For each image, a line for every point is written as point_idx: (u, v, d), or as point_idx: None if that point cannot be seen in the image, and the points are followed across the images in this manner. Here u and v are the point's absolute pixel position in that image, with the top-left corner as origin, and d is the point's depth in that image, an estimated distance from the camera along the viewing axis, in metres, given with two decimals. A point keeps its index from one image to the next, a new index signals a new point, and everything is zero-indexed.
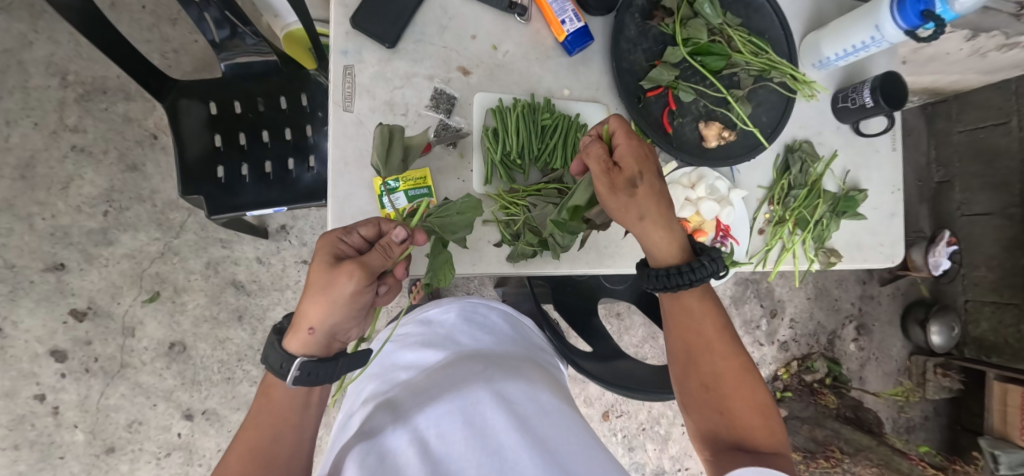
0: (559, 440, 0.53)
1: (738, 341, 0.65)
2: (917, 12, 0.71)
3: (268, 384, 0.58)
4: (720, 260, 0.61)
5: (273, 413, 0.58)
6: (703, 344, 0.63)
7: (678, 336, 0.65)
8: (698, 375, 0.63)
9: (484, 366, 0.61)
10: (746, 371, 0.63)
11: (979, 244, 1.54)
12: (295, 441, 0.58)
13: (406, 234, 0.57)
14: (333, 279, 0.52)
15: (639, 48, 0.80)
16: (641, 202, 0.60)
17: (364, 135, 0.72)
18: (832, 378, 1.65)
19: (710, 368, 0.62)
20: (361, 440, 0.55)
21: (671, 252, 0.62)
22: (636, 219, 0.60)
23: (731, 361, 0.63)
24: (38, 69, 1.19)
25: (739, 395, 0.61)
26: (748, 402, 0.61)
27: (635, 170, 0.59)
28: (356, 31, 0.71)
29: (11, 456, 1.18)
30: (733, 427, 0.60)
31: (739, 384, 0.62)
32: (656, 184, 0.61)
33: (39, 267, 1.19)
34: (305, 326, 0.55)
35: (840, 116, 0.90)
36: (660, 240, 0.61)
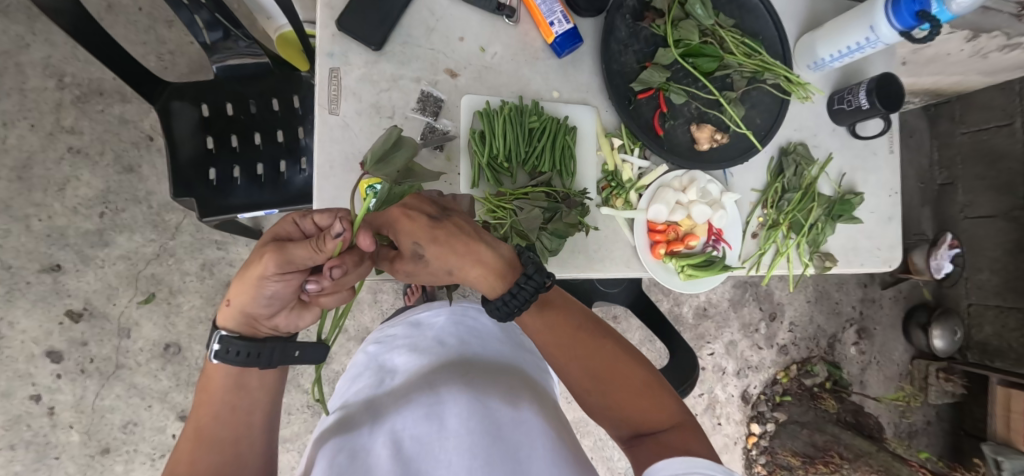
0: (532, 443, 0.53)
1: (608, 329, 0.63)
2: (912, 12, 0.70)
3: (205, 368, 0.58)
4: (534, 276, 0.57)
5: (214, 397, 0.57)
6: (578, 351, 0.61)
7: (550, 347, 0.62)
8: (586, 380, 0.61)
9: (465, 371, 0.61)
10: (625, 357, 0.61)
11: (983, 246, 1.51)
12: (236, 426, 0.57)
13: (342, 231, 0.49)
14: (253, 259, 0.52)
15: (630, 49, 0.79)
16: (438, 262, 0.58)
17: (350, 138, 0.71)
18: (832, 382, 1.64)
19: (592, 368, 0.61)
20: (334, 438, 0.55)
21: (494, 287, 0.58)
22: (448, 275, 0.59)
23: (608, 352, 0.61)
24: (35, 71, 1.20)
25: (628, 383, 0.60)
26: (635, 390, 0.60)
27: (409, 243, 0.58)
28: (343, 33, 0.71)
29: (8, 456, 1.18)
30: (633, 415, 0.60)
31: (626, 377, 0.60)
32: (438, 230, 0.57)
33: (35, 268, 1.20)
34: (224, 299, 0.56)
35: (835, 118, 0.89)
36: (479, 276, 0.58)
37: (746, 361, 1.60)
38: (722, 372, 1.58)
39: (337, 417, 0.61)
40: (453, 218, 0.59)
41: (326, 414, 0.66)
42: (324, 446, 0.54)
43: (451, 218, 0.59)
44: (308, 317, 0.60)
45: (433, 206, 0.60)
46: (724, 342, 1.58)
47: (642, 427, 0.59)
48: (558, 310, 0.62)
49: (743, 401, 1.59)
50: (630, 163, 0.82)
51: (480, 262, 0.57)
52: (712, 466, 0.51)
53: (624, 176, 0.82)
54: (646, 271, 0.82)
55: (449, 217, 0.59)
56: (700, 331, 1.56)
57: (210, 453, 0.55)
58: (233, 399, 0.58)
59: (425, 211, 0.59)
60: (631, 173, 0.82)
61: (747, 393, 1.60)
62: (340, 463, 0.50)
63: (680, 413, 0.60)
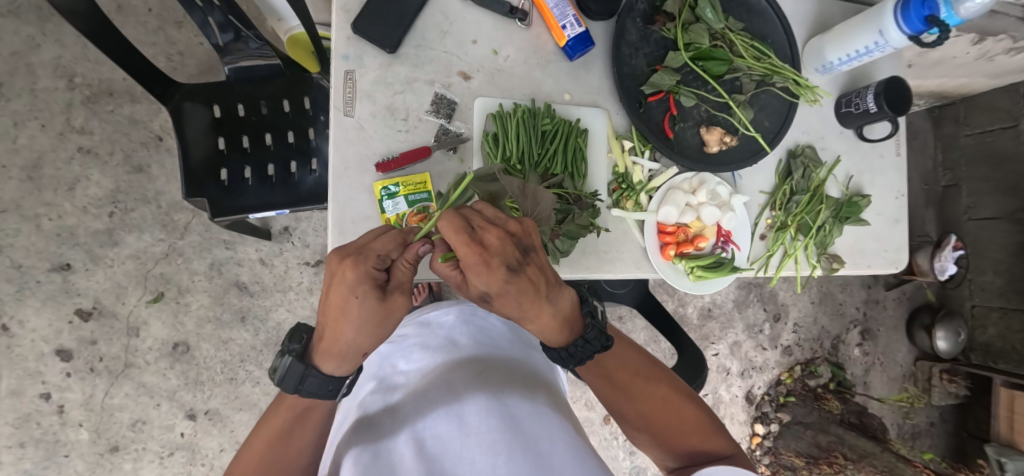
0: (550, 437, 0.53)
1: (657, 368, 0.71)
2: (921, 17, 0.71)
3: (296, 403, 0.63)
4: (598, 342, 0.63)
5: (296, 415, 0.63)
6: (631, 389, 0.68)
7: (606, 387, 0.69)
8: (641, 412, 0.68)
9: (481, 369, 0.63)
10: (674, 396, 0.69)
11: (987, 248, 1.52)
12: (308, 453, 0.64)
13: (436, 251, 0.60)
14: (394, 308, 0.58)
15: (640, 52, 0.80)
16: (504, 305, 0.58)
17: (365, 140, 0.72)
18: (836, 383, 1.64)
19: (643, 403, 0.68)
20: (360, 441, 0.56)
21: (556, 335, 0.62)
22: (507, 313, 0.60)
23: (659, 389, 0.69)
24: (46, 71, 1.21)
25: (676, 413, 0.68)
26: (687, 424, 0.67)
27: (479, 284, 0.55)
28: (357, 36, 0.72)
29: (17, 454, 1.19)
30: (682, 442, 0.66)
31: (676, 411, 0.68)
32: (514, 286, 0.55)
33: (45, 267, 1.20)
34: (360, 355, 0.60)
35: (842, 120, 0.90)
36: (538, 324, 0.61)
37: (750, 362, 1.60)
38: (726, 373, 1.59)
39: (358, 420, 0.62)
40: (530, 270, 0.56)
41: (343, 417, 0.67)
42: (347, 451, 0.55)
43: (530, 270, 0.56)
44: None
45: (515, 250, 0.55)
46: (728, 343, 1.59)
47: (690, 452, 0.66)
48: (618, 357, 0.69)
49: (747, 402, 1.60)
50: (640, 165, 0.83)
51: (550, 318, 0.59)
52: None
53: (635, 178, 0.82)
54: (657, 273, 0.83)
55: (526, 267, 0.56)
56: (705, 332, 1.57)
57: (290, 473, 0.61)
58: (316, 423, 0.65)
59: (508, 257, 0.54)
60: (641, 175, 0.83)
61: (750, 393, 1.61)
62: (367, 466, 0.51)
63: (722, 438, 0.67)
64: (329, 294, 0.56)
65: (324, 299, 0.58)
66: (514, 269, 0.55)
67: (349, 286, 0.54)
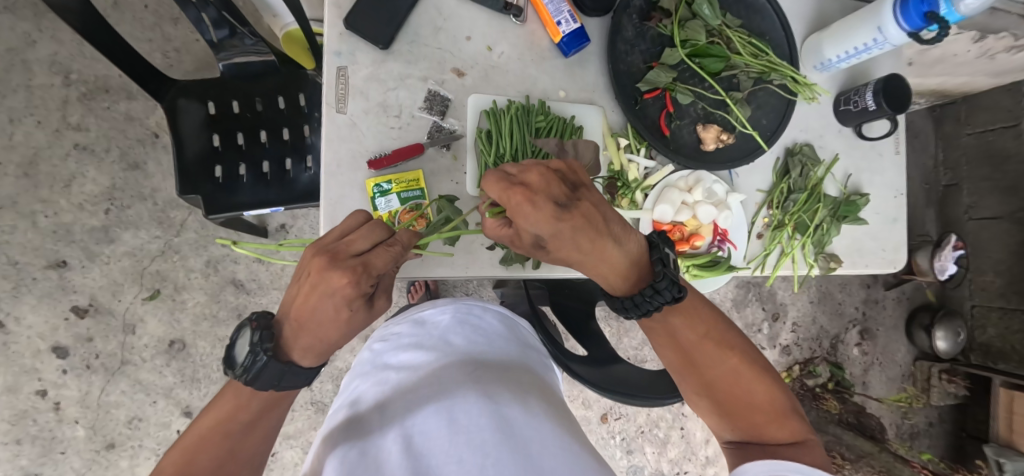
0: (540, 441, 0.53)
1: (733, 338, 0.65)
2: (921, 13, 0.70)
3: (250, 393, 0.58)
4: (670, 290, 0.57)
5: (247, 406, 0.58)
6: (694, 357, 0.64)
7: (670, 348, 0.65)
8: (701, 382, 0.64)
9: (473, 369, 0.62)
10: (749, 368, 0.63)
11: (988, 248, 1.51)
12: (262, 441, 0.60)
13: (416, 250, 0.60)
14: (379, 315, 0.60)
15: (636, 49, 0.79)
16: (562, 254, 0.57)
17: (357, 137, 0.71)
18: (835, 382, 1.63)
19: (712, 374, 0.63)
20: (351, 440, 0.56)
21: (621, 281, 0.61)
22: (567, 261, 0.59)
23: (731, 361, 0.63)
24: (41, 68, 1.20)
25: (746, 392, 0.62)
26: (760, 399, 0.62)
27: (529, 229, 0.53)
28: (350, 32, 0.71)
29: (14, 450, 1.19)
30: (744, 422, 0.62)
31: (747, 384, 0.62)
32: (575, 230, 0.54)
33: (41, 264, 1.20)
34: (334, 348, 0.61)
35: (841, 119, 0.89)
36: (600, 269, 0.59)
37: None
38: None
39: (348, 415, 0.62)
40: (584, 205, 0.55)
41: (334, 413, 0.66)
42: (335, 449, 0.55)
43: (582, 208, 0.54)
44: None
45: (561, 186, 0.54)
46: None
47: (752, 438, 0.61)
48: (690, 315, 0.63)
49: None
50: (636, 163, 0.82)
51: (619, 266, 0.58)
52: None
53: (630, 176, 0.81)
54: None
55: (575, 202, 0.54)
56: None
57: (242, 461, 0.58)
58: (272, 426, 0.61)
59: (552, 197, 0.53)
60: (636, 173, 0.82)
61: None
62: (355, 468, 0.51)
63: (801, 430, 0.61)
64: (312, 300, 0.53)
65: (300, 305, 0.54)
66: (566, 204, 0.54)
67: (345, 301, 0.53)
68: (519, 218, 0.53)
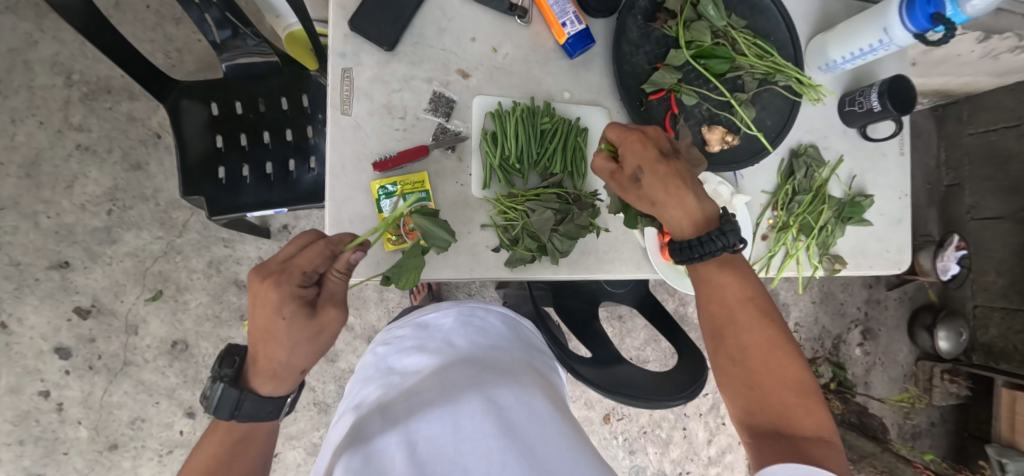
0: (545, 443, 0.54)
1: (772, 312, 0.62)
2: (927, 14, 0.69)
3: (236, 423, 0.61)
4: (735, 234, 0.57)
5: (235, 436, 0.61)
6: (730, 321, 0.61)
7: (708, 306, 0.63)
8: (732, 351, 0.61)
9: (476, 371, 0.62)
10: (782, 346, 0.60)
11: (990, 248, 1.51)
12: (256, 465, 0.63)
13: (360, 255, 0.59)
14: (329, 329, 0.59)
15: (641, 50, 0.79)
16: (648, 191, 0.59)
17: (362, 138, 0.71)
18: (837, 383, 1.60)
19: (746, 345, 0.60)
20: (353, 442, 0.56)
21: (689, 228, 0.60)
22: (651, 206, 0.60)
23: (769, 331, 0.60)
24: (43, 68, 1.20)
25: (776, 373, 0.59)
26: (788, 383, 0.58)
27: (631, 163, 0.59)
28: (354, 33, 0.71)
29: (17, 451, 1.19)
30: (769, 409, 0.58)
31: (779, 363, 0.59)
32: (667, 167, 0.58)
33: (44, 265, 1.20)
34: (297, 372, 0.60)
35: (846, 120, 0.89)
36: (674, 213, 0.60)
37: None
38: None
39: (354, 418, 0.63)
40: (682, 161, 0.61)
41: (341, 418, 0.67)
42: (340, 455, 0.55)
43: (680, 160, 0.60)
44: None
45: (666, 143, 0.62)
46: None
47: (778, 424, 0.57)
48: (734, 275, 0.62)
49: None
50: None
51: (694, 209, 0.58)
52: None
53: None
54: (656, 272, 0.81)
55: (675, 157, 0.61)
56: None
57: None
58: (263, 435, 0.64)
59: (654, 146, 0.60)
60: None
61: None
62: (359, 469, 0.51)
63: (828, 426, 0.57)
64: (251, 314, 0.56)
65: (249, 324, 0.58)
66: (670, 155, 0.60)
67: (275, 309, 0.54)
68: (629, 150, 0.60)
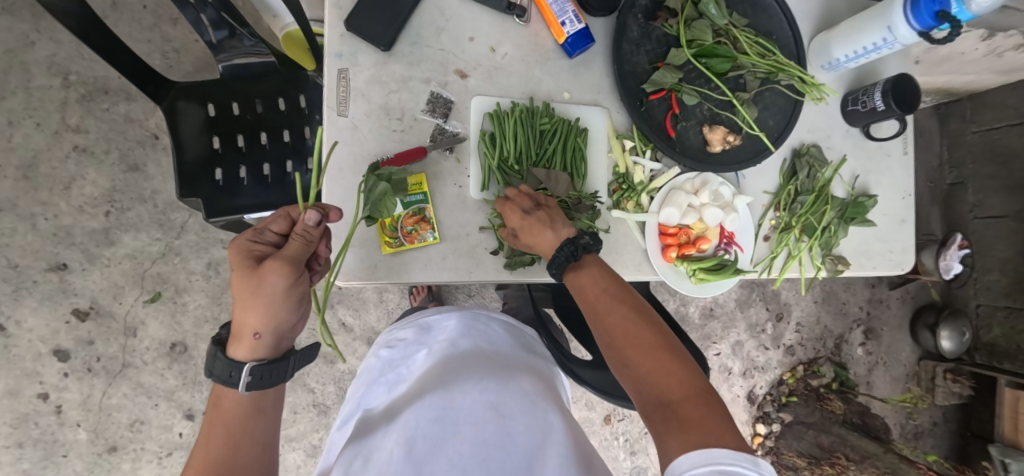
0: (546, 453, 0.56)
1: (631, 299, 0.61)
2: (932, 12, 0.68)
3: (231, 398, 0.61)
4: (575, 246, 0.62)
5: (233, 415, 0.60)
6: (595, 313, 0.61)
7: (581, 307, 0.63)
8: (607, 343, 0.59)
9: (478, 373, 0.62)
10: (643, 321, 0.58)
11: (993, 247, 1.50)
12: (254, 450, 0.60)
13: (310, 215, 0.60)
14: (260, 281, 0.56)
15: (642, 49, 0.78)
16: (523, 241, 0.66)
17: (359, 140, 0.70)
18: (840, 383, 1.63)
19: (613, 331, 0.58)
20: (355, 445, 0.58)
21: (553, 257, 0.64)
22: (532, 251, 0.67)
23: (624, 311, 0.59)
24: (40, 69, 1.19)
25: (643, 347, 0.56)
26: (654, 353, 0.55)
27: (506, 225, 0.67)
28: (351, 34, 0.70)
29: (16, 454, 1.18)
30: (647, 387, 0.54)
31: (639, 337, 0.57)
32: (530, 219, 0.64)
33: (42, 267, 1.19)
34: (251, 333, 0.59)
35: (849, 119, 0.88)
36: (542, 251, 0.65)
37: (752, 361, 1.59)
38: (728, 372, 1.57)
39: (359, 424, 0.64)
40: (542, 210, 0.66)
41: (348, 421, 0.68)
42: (344, 452, 0.57)
43: (540, 210, 0.66)
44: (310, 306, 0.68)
45: (529, 198, 0.67)
46: (731, 343, 1.58)
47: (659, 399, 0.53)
48: (588, 269, 0.63)
49: (749, 402, 1.59)
50: (641, 165, 0.81)
51: (548, 242, 0.64)
52: (711, 446, 0.45)
53: (636, 179, 0.80)
54: (657, 275, 0.80)
55: (538, 209, 0.66)
56: (707, 332, 1.56)
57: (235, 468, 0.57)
58: (238, 407, 0.61)
59: (523, 202, 0.66)
60: (642, 176, 0.81)
61: (752, 393, 1.59)
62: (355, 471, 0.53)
63: (700, 384, 0.53)
64: None
65: None
66: (533, 207, 0.66)
67: (228, 262, 0.59)
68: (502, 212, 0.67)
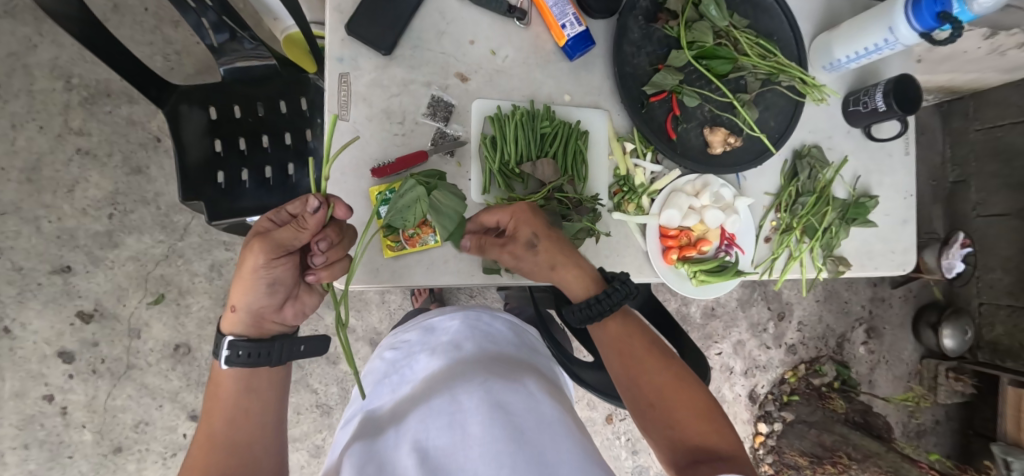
0: (556, 447, 0.56)
1: (671, 352, 0.65)
2: (933, 13, 0.68)
3: (225, 379, 0.62)
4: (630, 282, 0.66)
5: (228, 399, 0.62)
6: (637, 362, 0.63)
7: (617, 354, 0.65)
8: (643, 393, 0.62)
9: (483, 376, 0.63)
10: (684, 378, 0.62)
11: (996, 245, 1.49)
12: (252, 432, 0.61)
13: (315, 203, 0.55)
14: (243, 257, 0.57)
15: (642, 51, 0.78)
16: (546, 255, 0.65)
17: (361, 144, 0.71)
18: (841, 381, 1.64)
19: (652, 382, 0.61)
20: (365, 446, 0.58)
21: (587, 284, 0.66)
22: (548, 270, 0.66)
23: (667, 366, 0.63)
24: (42, 72, 1.20)
25: (684, 401, 0.60)
26: (695, 407, 0.60)
27: (527, 234, 0.64)
28: (352, 38, 0.70)
29: (22, 455, 1.19)
30: (686, 438, 0.58)
31: (680, 392, 0.61)
32: (556, 235, 0.66)
33: (46, 269, 1.20)
34: (231, 304, 0.61)
35: (850, 119, 0.88)
36: (570, 275, 0.66)
37: (754, 361, 1.59)
38: (729, 371, 1.58)
39: (367, 424, 0.64)
40: (559, 230, 0.68)
41: (353, 417, 0.69)
42: (353, 452, 0.58)
43: (559, 229, 0.68)
44: (311, 302, 0.66)
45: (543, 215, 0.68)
46: (732, 342, 1.58)
47: (699, 452, 0.57)
48: (628, 321, 0.66)
49: (750, 401, 1.59)
50: (642, 167, 0.81)
51: (586, 266, 0.66)
52: None
53: (637, 181, 0.80)
54: (658, 277, 0.80)
55: (556, 228, 0.67)
56: (708, 331, 1.56)
57: (232, 456, 0.58)
58: (234, 384, 0.62)
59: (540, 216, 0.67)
60: (643, 178, 0.81)
61: (754, 392, 1.59)
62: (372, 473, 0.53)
63: (734, 444, 0.58)
64: None
65: None
66: (553, 225, 0.68)
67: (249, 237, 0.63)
68: (523, 221, 0.65)
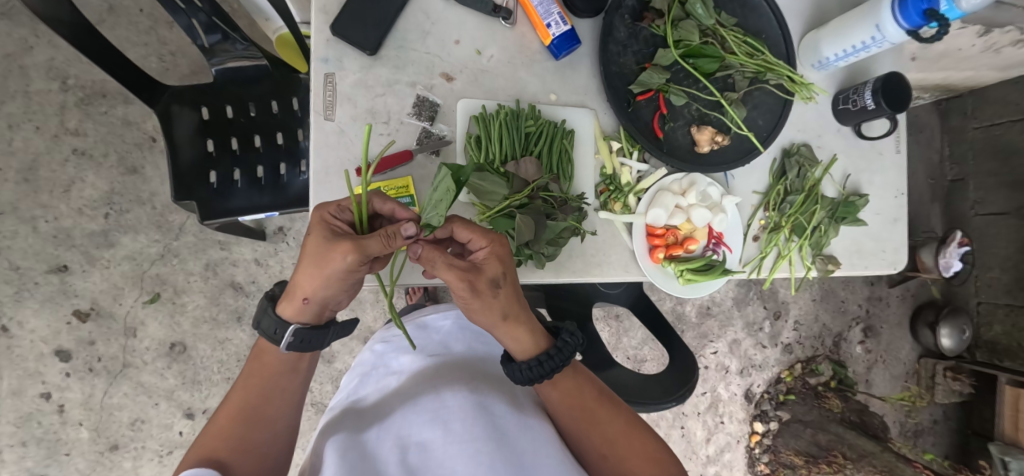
0: (536, 450, 0.56)
1: (619, 399, 0.66)
2: (920, 10, 0.68)
3: (270, 355, 0.63)
4: (577, 333, 0.65)
5: (265, 374, 0.63)
6: (588, 415, 0.63)
7: (569, 409, 0.63)
8: (595, 446, 0.62)
9: (468, 379, 0.64)
10: (633, 426, 0.63)
11: (994, 244, 1.49)
12: (279, 411, 0.62)
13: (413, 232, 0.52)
14: (328, 256, 0.54)
15: (629, 50, 0.78)
16: (505, 302, 0.60)
17: (346, 144, 0.71)
18: (837, 381, 1.62)
19: (605, 434, 0.62)
20: (342, 438, 0.58)
21: (530, 342, 0.62)
22: (500, 316, 0.60)
23: (616, 416, 0.63)
24: (39, 73, 1.21)
25: (635, 448, 0.61)
26: (646, 455, 0.60)
27: (495, 274, 0.59)
28: (336, 38, 0.71)
29: (19, 452, 1.20)
30: None
31: (631, 440, 0.61)
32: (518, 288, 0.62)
33: (43, 268, 1.21)
34: (300, 296, 0.58)
35: (840, 118, 0.88)
36: (516, 333, 0.62)
37: (749, 360, 1.59)
38: (725, 371, 1.57)
39: (347, 415, 0.64)
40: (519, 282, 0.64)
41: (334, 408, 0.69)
42: (331, 441, 0.57)
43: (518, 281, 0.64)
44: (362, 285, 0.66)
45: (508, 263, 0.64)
46: (727, 341, 1.57)
47: None
48: (578, 374, 0.65)
49: (746, 401, 1.58)
50: (628, 166, 0.81)
51: (538, 324, 0.64)
52: None
53: (623, 180, 0.80)
54: (646, 276, 0.80)
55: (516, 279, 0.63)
56: (704, 330, 1.56)
57: (257, 431, 0.60)
58: (277, 364, 0.63)
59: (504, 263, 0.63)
60: (629, 177, 0.81)
61: (749, 392, 1.59)
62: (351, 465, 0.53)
63: None
64: None
65: None
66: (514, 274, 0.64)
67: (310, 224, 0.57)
68: (493, 257, 0.59)
